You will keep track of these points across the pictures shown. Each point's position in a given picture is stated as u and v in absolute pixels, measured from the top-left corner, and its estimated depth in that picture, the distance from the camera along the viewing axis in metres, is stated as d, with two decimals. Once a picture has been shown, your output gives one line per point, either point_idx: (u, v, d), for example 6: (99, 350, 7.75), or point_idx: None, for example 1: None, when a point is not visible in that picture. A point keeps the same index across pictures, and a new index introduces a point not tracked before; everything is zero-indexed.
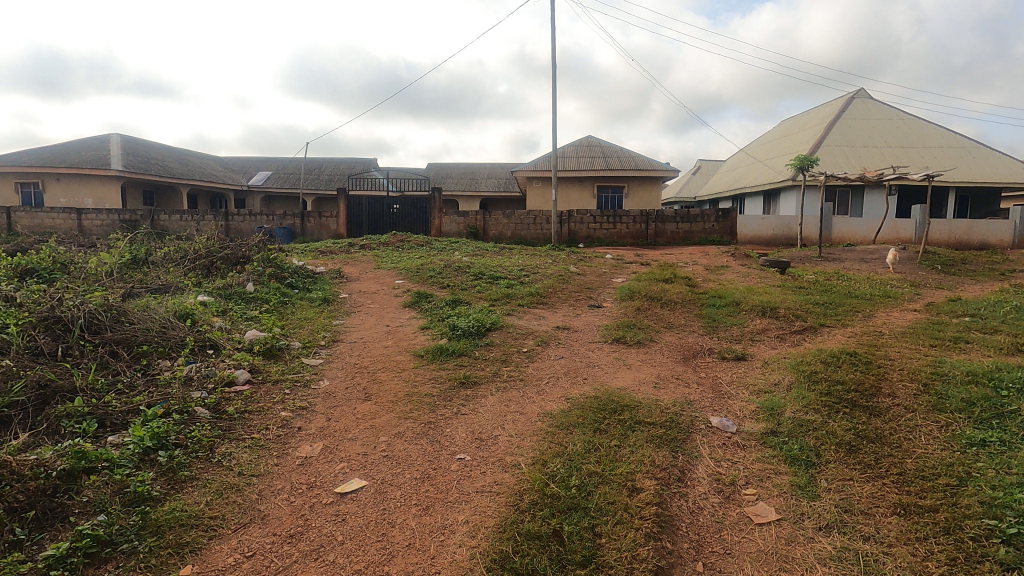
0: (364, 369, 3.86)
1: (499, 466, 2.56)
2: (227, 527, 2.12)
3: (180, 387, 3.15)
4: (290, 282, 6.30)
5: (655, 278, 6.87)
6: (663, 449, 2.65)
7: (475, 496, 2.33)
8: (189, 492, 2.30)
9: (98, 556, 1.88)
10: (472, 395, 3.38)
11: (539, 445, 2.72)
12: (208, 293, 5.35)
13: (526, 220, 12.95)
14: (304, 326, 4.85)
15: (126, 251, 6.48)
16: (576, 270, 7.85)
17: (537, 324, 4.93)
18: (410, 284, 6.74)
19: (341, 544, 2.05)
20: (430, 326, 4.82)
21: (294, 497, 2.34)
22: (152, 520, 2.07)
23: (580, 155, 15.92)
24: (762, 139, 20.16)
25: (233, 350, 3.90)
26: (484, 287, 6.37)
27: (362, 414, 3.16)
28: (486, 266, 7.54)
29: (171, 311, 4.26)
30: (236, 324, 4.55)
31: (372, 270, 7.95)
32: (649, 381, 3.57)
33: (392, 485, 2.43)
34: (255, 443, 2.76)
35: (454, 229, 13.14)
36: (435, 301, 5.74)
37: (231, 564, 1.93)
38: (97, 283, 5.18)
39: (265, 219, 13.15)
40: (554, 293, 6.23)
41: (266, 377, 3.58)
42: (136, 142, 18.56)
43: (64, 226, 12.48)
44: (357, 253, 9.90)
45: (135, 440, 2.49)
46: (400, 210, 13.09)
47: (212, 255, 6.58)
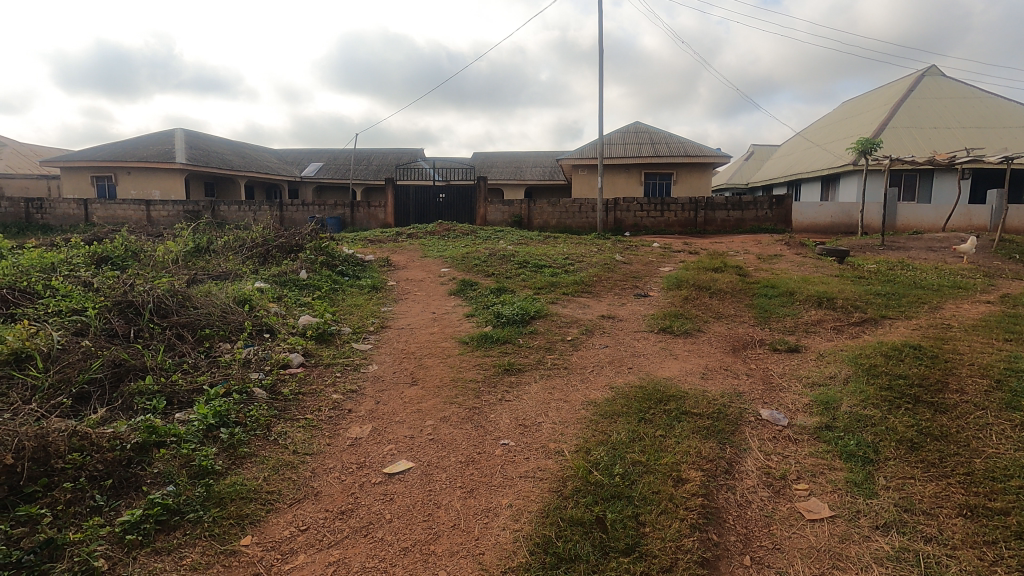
0: (412, 355, 3.95)
1: (543, 453, 2.57)
2: (283, 502, 2.23)
3: (239, 368, 3.33)
4: (341, 270, 6.50)
5: (704, 267, 6.70)
6: (710, 440, 2.60)
7: (519, 481, 2.35)
8: (248, 467, 2.43)
9: (168, 524, 2.01)
10: (516, 382, 3.41)
11: (582, 433, 2.72)
12: (264, 279, 5.60)
13: (571, 209, 12.84)
14: (354, 312, 5.00)
15: (190, 240, 6.84)
16: (622, 259, 7.74)
17: (582, 313, 4.91)
18: (455, 272, 6.83)
19: (389, 522, 2.12)
20: (475, 314, 4.88)
21: (345, 476, 2.43)
22: (215, 492, 2.20)
23: (627, 142, 15.63)
24: (821, 122, 19.16)
25: (288, 334, 4.07)
26: (529, 275, 6.38)
27: (409, 398, 3.24)
28: (531, 255, 7.54)
29: (231, 297, 4.49)
30: (291, 309, 4.75)
31: (419, 258, 8.09)
32: (697, 371, 3.49)
33: (438, 468, 2.49)
34: (308, 423, 2.88)
35: (499, 218, 13.19)
36: (480, 289, 5.79)
37: (287, 537, 2.03)
38: (164, 269, 5.51)
39: (318, 209, 13.56)
40: (599, 282, 6.18)
41: (319, 360, 3.72)
42: (198, 136, 19.47)
43: (134, 217, 13.26)
44: (404, 241, 10.08)
45: (199, 417, 2.65)
46: (446, 199, 13.23)
47: (268, 243, 6.86)
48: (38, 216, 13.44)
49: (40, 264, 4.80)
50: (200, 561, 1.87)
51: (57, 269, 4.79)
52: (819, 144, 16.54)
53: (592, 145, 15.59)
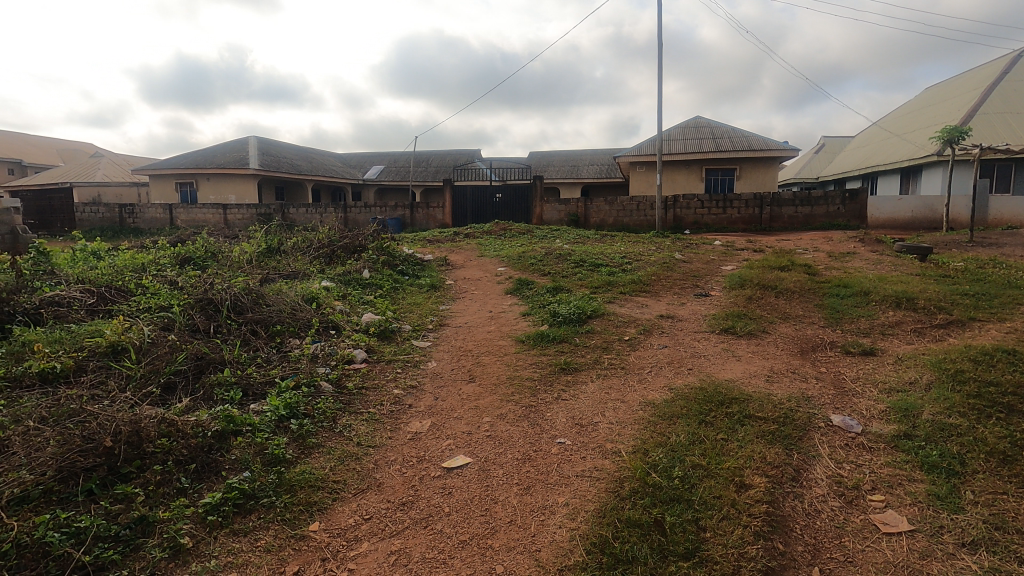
0: (469, 352, 4.02)
1: (599, 453, 2.56)
2: (348, 491, 2.33)
3: (308, 363, 3.50)
4: (401, 269, 6.69)
5: (770, 265, 6.43)
6: (776, 446, 2.50)
7: (575, 480, 2.35)
8: (316, 456, 2.56)
9: (244, 507, 2.15)
10: (572, 381, 3.40)
11: (640, 434, 2.68)
12: (330, 278, 5.86)
13: (629, 207, 12.65)
14: (414, 310, 5.13)
15: (262, 241, 7.23)
16: (682, 258, 7.54)
17: (640, 312, 4.83)
18: (512, 272, 6.88)
19: (448, 515, 2.18)
20: (532, 313, 4.90)
21: (406, 469, 2.51)
22: (287, 480, 2.33)
23: (687, 137, 15.18)
24: (902, 110, 17.88)
25: (352, 331, 4.24)
26: (586, 275, 6.33)
27: (467, 394, 3.30)
28: (588, 254, 7.48)
29: (300, 295, 4.72)
30: (355, 307, 4.94)
31: (476, 258, 8.21)
32: (761, 374, 3.36)
33: (495, 464, 2.53)
34: (371, 417, 2.99)
35: (556, 217, 13.15)
36: (536, 288, 5.80)
37: (351, 525, 2.12)
38: (240, 269, 5.86)
39: (379, 210, 13.94)
40: (658, 281, 6.05)
41: (381, 357, 3.85)
42: (269, 143, 20.54)
43: (213, 220, 14.16)
44: (462, 241, 10.23)
45: (272, 409, 2.82)
46: (502, 199, 13.35)
47: (333, 244, 7.16)
48: (130, 221, 14.56)
49: (132, 265, 5.22)
50: (273, 544, 1.99)
51: (146, 269, 5.19)
52: (897, 134, 15.50)
53: (651, 141, 15.28)
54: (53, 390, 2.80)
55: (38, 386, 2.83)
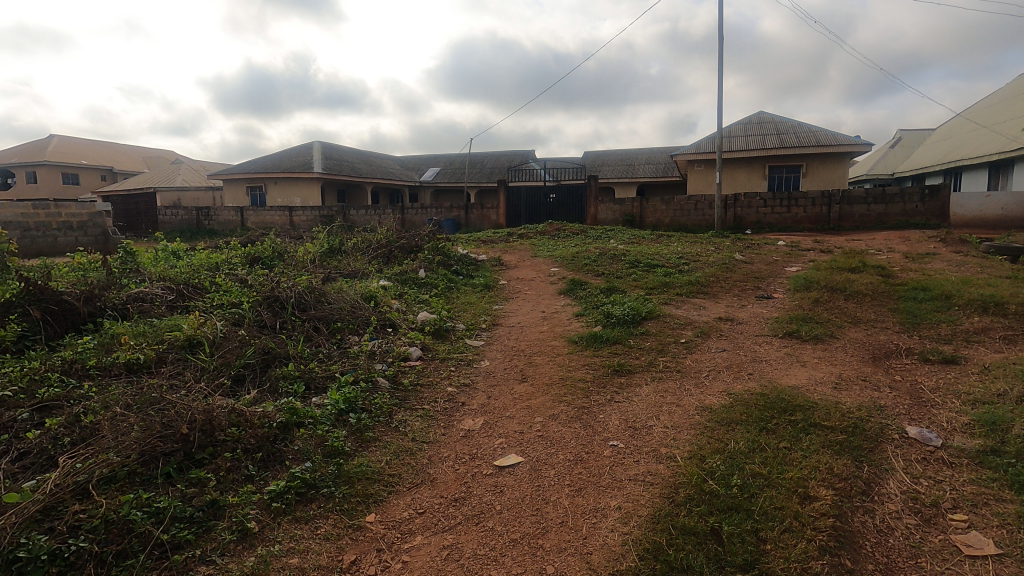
0: (522, 352, 4.03)
1: (653, 457, 2.50)
2: (403, 485, 2.39)
3: (366, 359, 3.62)
4: (456, 269, 6.81)
5: (839, 267, 6.08)
6: (844, 457, 2.37)
7: (628, 484, 2.31)
8: (373, 450, 2.64)
9: (306, 496, 2.24)
10: (626, 383, 3.34)
11: (697, 439, 2.60)
12: (388, 277, 6.02)
13: (686, 206, 12.33)
14: (467, 310, 5.20)
15: (325, 241, 7.52)
16: (743, 259, 7.26)
17: (697, 315, 4.70)
18: (566, 272, 6.84)
19: (499, 513, 2.19)
20: (585, 313, 4.86)
21: (459, 465, 2.55)
22: (345, 471, 2.42)
23: (750, 133, 14.60)
24: (991, 99, 16.50)
25: (408, 329, 4.35)
26: (641, 275, 6.21)
27: (519, 394, 3.31)
28: (643, 254, 7.33)
29: (359, 294, 4.88)
30: (411, 305, 5.06)
31: (529, 258, 8.23)
32: (828, 381, 3.19)
33: (547, 464, 2.52)
34: (425, 413, 3.06)
35: (610, 217, 12.98)
36: (590, 288, 5.75)
37: (406, 518, 2.17)
38: (304, 268, 6.13)
39: (435, 211, 14.19)
40: (717, 283, 5.85)
41: (435, 355, 3.93)
42: (331, 147, 21.37)
43: (279, 222, 14.87)
44: (516, 242, 10.27)
45: (332, 402, 2.93)
46: (556, 199, 13.29)
47: (391, 245, 7.36)
48: (206, 222, 15.49)
49: (207, 264, 5.55)
50: (332, 532, 2.07)
51: (219, 268, 5.51)
52: (984, 126, 14.34)
53: (710, 138, 14.81)
54: (137, 378, 3.03)
55: (125, 375, 3.07)
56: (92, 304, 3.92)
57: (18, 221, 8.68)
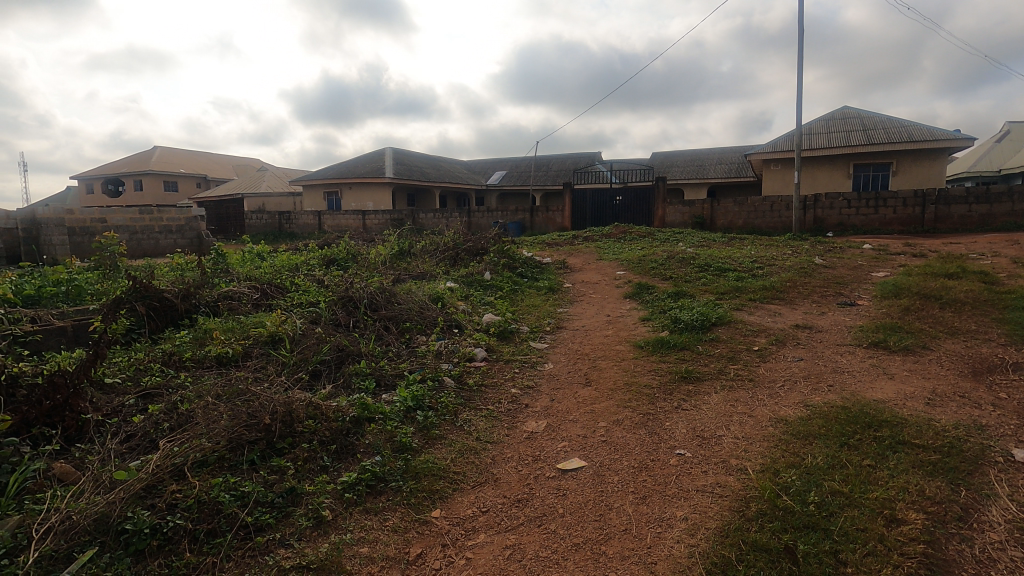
0: (586, 356, 4.00)
1: (723, 468, 2.42)
2: (467, 483, 2.44)
3: (433, 358, 3.73)
4: (521, 272, 6.85)
5: (934, 273, 5.61)
6: (937, 479, 2.18)
7: (695, 495, 2.24)
8: (439, 447, 2.71)
9: (375, 488, 2.34)
10: (694, 391, 3.24)
11: (770, 452, 2.49)
12: (455, 279, 6.17)
13: (761, 208, 11.79)
14: (532, 312, 5.23)
15: (395, 244, 7.79)
16: (823, 263, 6.85)
17: (771, 321, 4.48)
18: (632, 275, 6.73)
19: (562, 517, 2.19)
20: (651, 318, 4.76)
21: (522, 467, 2.57)
22: (412, 466, 2.50)
23: (832, 129, 13.75)
24: None
25: (474, 330, 4.43)
26: (711, 280, 6.01)
27: (583, 398, 3.29)
28: (713, 258, 7.09)
29: (427, 295, 5.03)
30: (476, 307, 5.16)
31: (594, 261, 8.15)
32: (920, 396, 2.95)
33: (611, 470, 2.49)
34: (490, 414, 3.10)
35: (679, 220, 12.63)
36: (657, 292, 5.62)
37: (470, 516, 2.22)
38: (376, 270, 6.39)
39: (500, 214, 14.34)
40: (793, 288, 5.56)
41: (500, 356, 3.98)
42: (402, 153, 22.10)
43: (353, 225, 15.57)
44: (581, 245, 10.22)
45: (401, 399, 3.04)
46: (623, 201, 13.08)
47: (458, 247, 7.52)
48: (287, 225, 16.45)
49: (288, 265, 5.91)
50: (400, 525, 2.14)
51: (299, 269, 5.85)
52: None
53: (788, 136, 14.09)
54: (227, 370, 3.27)
55: (215, 367, 3.32)
56: (188, 301, 4.26)
57: (127, 225, 9.58)
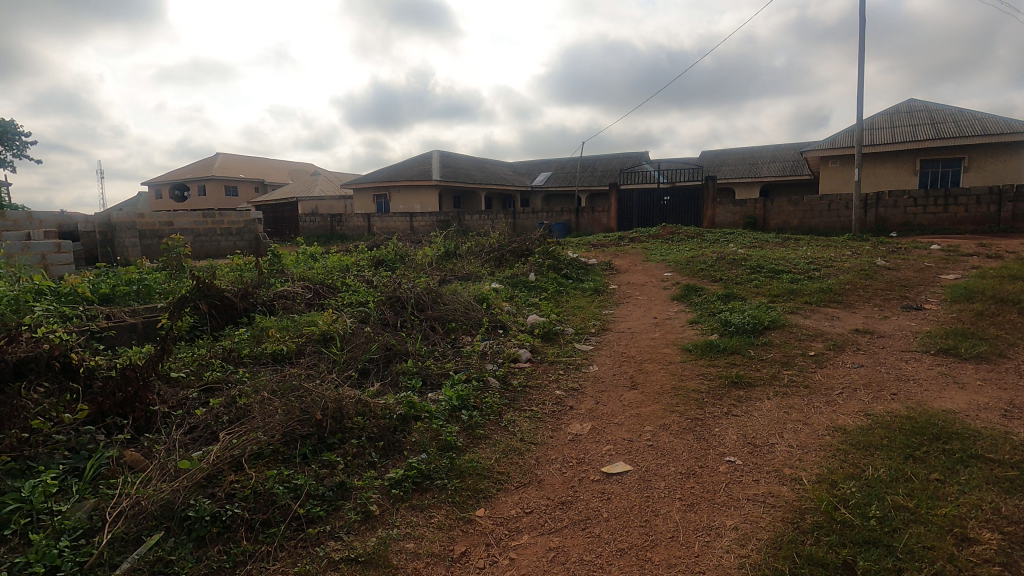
0: (632, 358, 3.94)
1: (776, 477, 2.33)
2: (511, 484, 2.44)
3: (478, 359, 3.76)
4: (566, 273, 6.82)
5: (1012, 275, 5.21)
6: (1015, 496, 2.03)
7: (746, 504, 2.17)
8: (483, 447, 2.73)
9: (421, 485, 2.38)
10: (746, 397, 3.14)
11: (827, 462, 2.38)
12: (500, 280, 6.20)
13: (818, 207, 11.30)
14: (577, 314, 5.19)
15: (441, 245, 7.90)
16: (886, 264, 6.50)
17: (828, 325, 4.29)
18: (679, 277, 6.59)
19: (606, 521, 2.16)
20: (700, 321, 4.63)
21: (566, 469, 2.56)
22: (457, 465, 2.53)
23: (897, 123, 13.03)
24: None
25: (518, 331, 4.44)
26: (763, 281, 5.81)
27: (628, 401, 3.24)
28: (767, 259, 6.84)
29: (472, 296, 5.08)
30: (521, 308, 5.17)
31: (641, 263, 8.02)
32: (996, 408, 2.74)
33: (657, 475, 2.45)
34: (534, 415, 3.10)
35: (730, 220, 12.27)
36: (706, 294, 5.47)
37: (514, 517, 2.22)
38: (423, 271, 6.50)
39: (546, 215, 14.31)
40: (853, 291, 5.29)
41: (544, 357, 3.97)
42: (449, 156, 22.42)
43: (401, 227, 15.90)
44: (627, 246, 10.07)
45: (446, 399, 3.08)
46: (671, 201, 12.81)
47: (503, 248, 7.56)
48: (339, 228, 16.98)
49: (340, 266, 6.10)
50: (445, 523, 2.17)
51: (350, 270, 6.03)
52: None
53: (848, 132, 13.44)
54: (281, 367, 3.40)
55: (271, 363, 3.46)
56: (246, 300, 4.46)
57: (191, 228, 10.10)
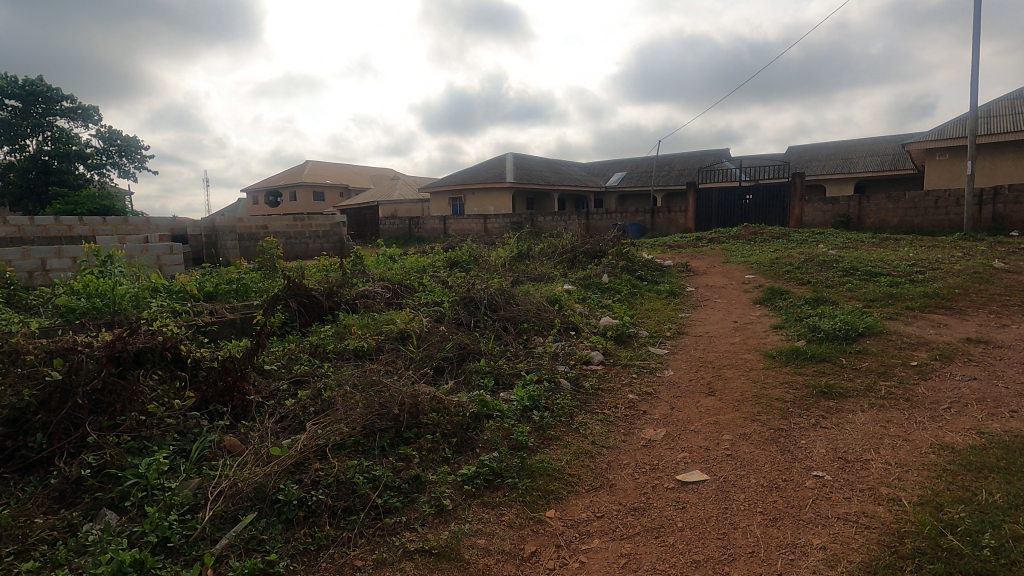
0: (710, 364, 3.80)
1: (870, 496, 2.15)
2: (582, 486, 2.43)
3: (550, 360, 3.77)
4: (640, 274, 6.67)
5: None
6: None
7: (836, 523, 2.02)
8: (554, 448, 2.73)
9: (492, 483, 2.42)
10: (836, 408, 2.93)
11: (930, 484, 2.17)
12: (572, 282, 6.17)
13: (923, 204, 10.34)
14: (651, 316, 5.07)
15: (514, 246, 7.97)
16: (1005, 267, 5.83)
17: (934, 334, 3.91)
18: (762, 280, 6.26)
19: (680, 530, 2.10)
20: (785, 326, 4.38)
21: (639, 475, 2.50)
22: (528, 465, 2.55)
23: (1019, 109, 11.66)
24: None
25: (591, 333, 4.40)
26: (857, 285, 5.39)
27: (705, 408, 3.12)
28: (862, 261, 6.34)
29: (544, 297, 5.09)
30: (594, 310, 5.11)
31: (720, 264, 7.69)
32: None
33: (736, 487, 2.34)
34: (606, 418, 3.06)
35: (820, 219, 11.49)
36: (792, 298, 5.16)
37: (585, 520, 2.20)
38: (496, 272, 6.59)
39: (620, 215, 14.06)
40: (964, 295, 4.79)
41: (617, 360, 3.92)
42: (522, 158, 22.59)
43: (475, 229, 16.22)
44: (705, 247, 9.69)
45: (518, 398, 3.11)
46: (754, 200, 12.17)
47: (576, 250, 7.51)
48: (416, 230, 17.56)
49: (417, 267, 6.31)
50: (515, 521, 2.19)
51: (426, 271, 6.22)
52: None
53: (959, 120, 12.20)
54: (362, 362, 3.58)
55: (353, 359, 3.65)
56: (331, 298, 4.73)
57: (283, 231, 10.83)
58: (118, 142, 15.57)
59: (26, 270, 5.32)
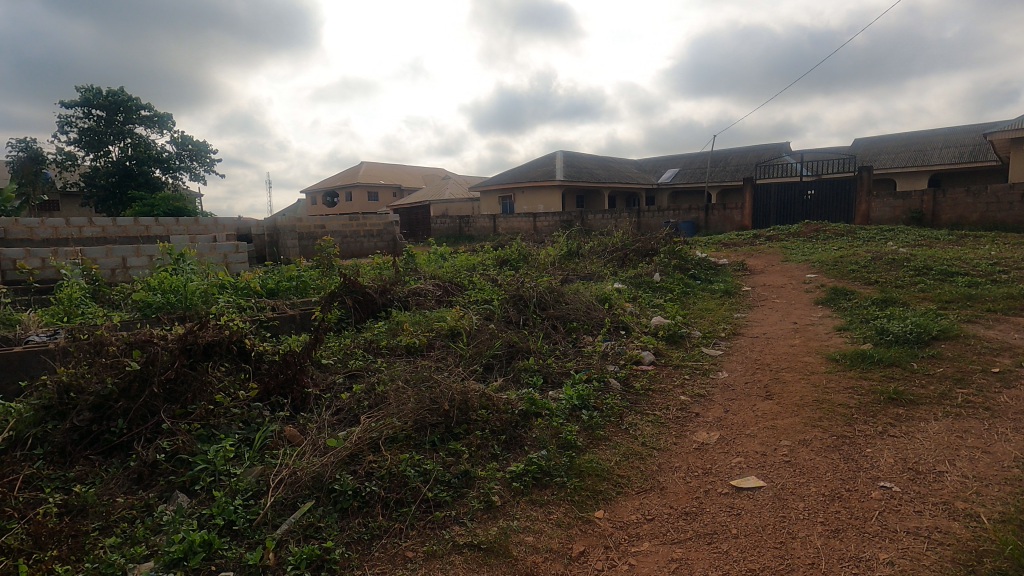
0: (767, 366, 3.65)
1: (944, 511, 2.02)
2: (631, 487, 2.40)
3: (599, 359, 3.73)
4: (693, 274, 6.50)
5: None
6: None
7: (905, 537, 1.91)
8: (603, 448, 2.70)
9: (541, 481, 2.42)
10: (906, 416, 2.76)
11: (1013, 501, 2.01)
12: (622, 281, 6.08)
13: (1007, 199, 9.60)
14: (705, 316, 4.93)
15: (564, 245, 7.93)
16: None
17: (1018, 338, 3.62)
18: (825, 279, 5.97)
19: (735, 537, 2.03)
20: (849, 327, 4.16)
21: (691, 478, 2.44)
22: (577, 464, 2.53)
23: None
24: None
25: (641, 332, 4.33)
26: (930, 285, 5.06)
27: (762, 412, 3.01)
28: (936, 260, 5.94)
29: (594, 295, 5.05)
30: (645, 310, 5.02)
31: (779, 263, 7.39)
32: None
33: (794, 495, 2.24)
34: (657, 420, 3.00)
35: (889, 215, 10.84)
36: (857, 299, 4.89)
37: (634, 522, 2.17)
38: (545, 270, 6.58)
39: (672, 213, 13.72)
40: None
41: (668, 361, 3.83)
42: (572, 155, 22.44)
43: (525, 227, 16.24)
44: (763, 245, 9.33)
45: (566, 397, 3.10)
46: (815, 195, 11.59)
47: (627, 248, 7.40)
48: (466, 229, 17.76)
49: (467, 265, 6.39)
50: (564, 520, 2.18)
51: (476, 269, 6.28)
52: None
53: None
54: (414, 358, 3.66)
55: (405, 355, 3.73)
56: (385, 296, 4.85)
57: (340, 230, 11.20)
58: (190, 147, 16.50)
59: (109, 267, 5.74)
